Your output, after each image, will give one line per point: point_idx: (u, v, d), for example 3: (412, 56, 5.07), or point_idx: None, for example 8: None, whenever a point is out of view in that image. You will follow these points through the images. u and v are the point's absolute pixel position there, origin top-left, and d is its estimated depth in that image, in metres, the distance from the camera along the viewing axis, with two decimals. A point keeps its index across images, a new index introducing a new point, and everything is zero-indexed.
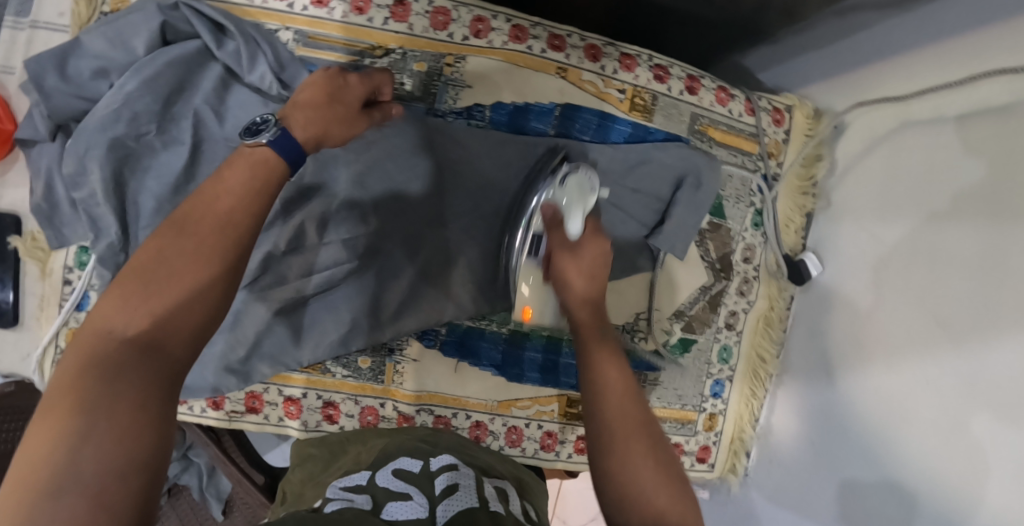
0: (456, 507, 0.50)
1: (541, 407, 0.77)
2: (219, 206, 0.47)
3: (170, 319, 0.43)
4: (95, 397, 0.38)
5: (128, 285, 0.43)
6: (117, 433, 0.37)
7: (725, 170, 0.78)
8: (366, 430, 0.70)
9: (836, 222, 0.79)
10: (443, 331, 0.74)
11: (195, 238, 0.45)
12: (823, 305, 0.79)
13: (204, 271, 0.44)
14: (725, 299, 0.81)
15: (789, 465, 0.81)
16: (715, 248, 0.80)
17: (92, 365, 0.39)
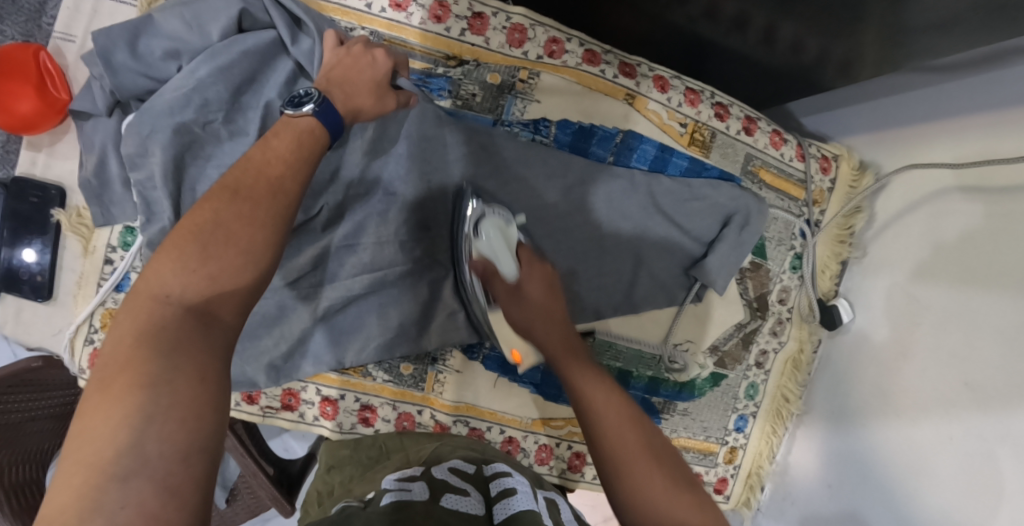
0: (516, 504, 0.52)
1: (573, 428, 0.78)
2: (268, 172, 0.47)
3: (223, 285, 0.43)
4: (158, 370, 0.38)
5: (181, 246, 0.43)
6: (182, 411, 0.37)
7: (771, 213, 0.80)
8: (404, 438, 0.71)
9: (871, 273, 0.82)
10: (487, 345, 0.74)
11: (249, 202, 0.46)
12: (852, 352, 0.82)
13: (249, 236, 0.45)
14: (758, 338, 0.83)
15: (804, 503, 0.83)
16: (753, 287, 0.81)
17: (148, 333, 0.39)
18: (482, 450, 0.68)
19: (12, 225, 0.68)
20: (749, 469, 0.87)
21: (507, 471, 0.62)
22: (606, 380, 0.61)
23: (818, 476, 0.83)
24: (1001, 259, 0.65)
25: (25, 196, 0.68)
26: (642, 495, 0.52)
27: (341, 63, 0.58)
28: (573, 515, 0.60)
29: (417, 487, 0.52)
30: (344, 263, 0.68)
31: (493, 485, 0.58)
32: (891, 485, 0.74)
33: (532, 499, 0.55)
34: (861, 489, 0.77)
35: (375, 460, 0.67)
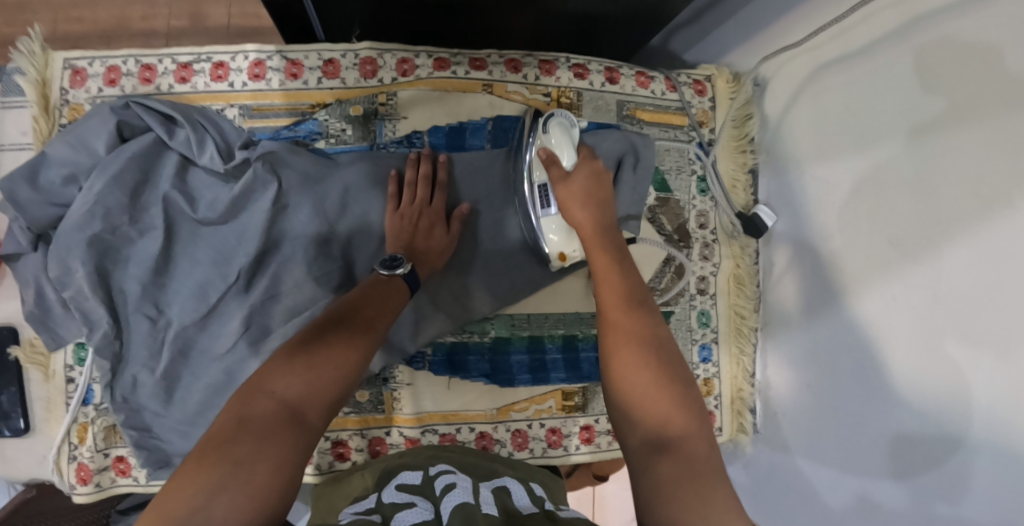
0: (454, 501, 0.55)
1: (538, 406, 0.80)
2: (367, 314, 0.56)
3: (323, 393, 0.48)
4: (245, 452, 0.42)
5: (291, 355, 0.49)
6: (253, 488, 0.40)
7: (660, 146, 0.82)
8: (366, 469, 0.73)
9: (782, 172, 0.82)
10: (430, 352, 0.77)
11: (347, 335, 0.53)
12: (787, 250, 0.81)
13: (352, 358, 0.51)
14: (691, 266, 0.84)
15: (792, 418, 0.80)
16: (669, 221, 0.83)
17: (243, 420, 0.44)
18: (433, 456, 0.70)
19: None
20: (731, 394, 0.88)
21: (451, 469, 0.65)
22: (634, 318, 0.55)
23: (797, 395, 0.80)
24: (890, 116, 0.65)
25: None
26: (629, 387, 0.49)
27: (407, 215, 0.70)
28: (525, 493, 0.63)
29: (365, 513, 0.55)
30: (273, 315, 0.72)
31: (437, 484, 0.60)
32: (863, 378, 0.69)
33: (472, 492, 0.58)
34: (836, 381, 0.73)
35: (338, 491, 0.70)
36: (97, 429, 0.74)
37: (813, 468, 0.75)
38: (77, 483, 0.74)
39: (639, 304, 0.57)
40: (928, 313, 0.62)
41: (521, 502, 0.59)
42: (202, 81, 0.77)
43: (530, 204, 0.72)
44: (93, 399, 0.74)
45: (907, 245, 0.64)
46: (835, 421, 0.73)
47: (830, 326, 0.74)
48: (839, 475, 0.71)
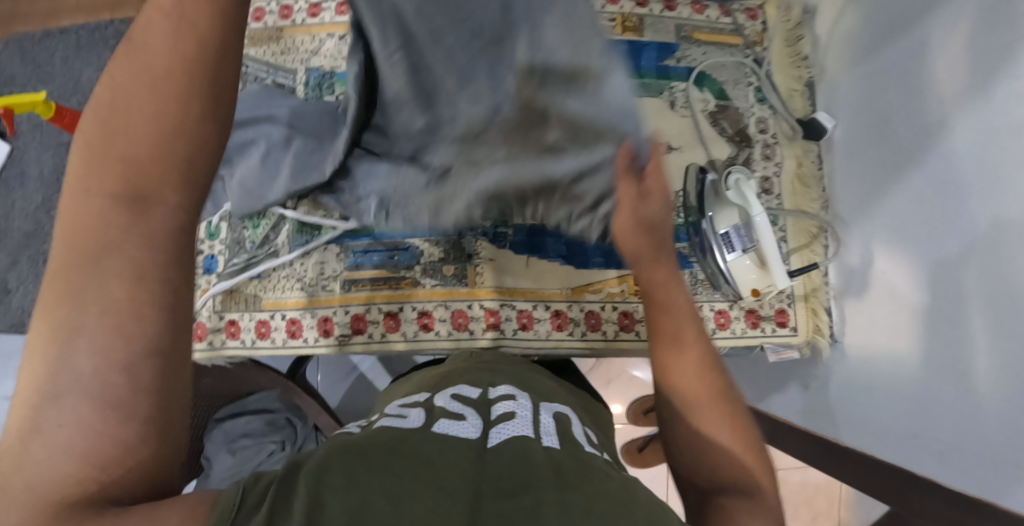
0: (510, 430, 0.47)
1: (611, 290, 0.84)
2: (172, 47, 0.38)
3: (161, 177, 0.36)
4: (87, 278, 0.34)
5: (94, 147, 0.36)
6: (116, 324, 0.33)
7: (718, 60, 0.91)
8: (435, 369, 0.68)
9: (835, 81, 0.88)
10: (510, 233, 0.84)
11: (154, 91, 0.37)
12: (847, 148, 0.86)
13: (161, 123, 0.37)
14: (754, 165, 0.89)
15: (874, 305, 0.81)
16: (730, 125, 0.89)
17: (77, 239, 0.35)
18: (489, 375, 0.61)
19: None
20: (805, 293, 0.89)
21: (514, 394, 0.56)
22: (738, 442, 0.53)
23: (888, 299, 0.78)
24: None
25: None
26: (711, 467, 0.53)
27: None
28: (586, 436, 0.54)
29: (413, 417, 0.50)
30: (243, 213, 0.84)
31: (495, 409, 0.52)
32: (934, 233, 0.70)
33: (529, 424, 0.50)
34: (913, 249, 0.74)
35: (396, 391, 0.66)
36: (216, 295, 0.84)
37: (895, 341, 0.76)
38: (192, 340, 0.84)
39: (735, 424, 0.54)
40: (1001, 202, 0.61)
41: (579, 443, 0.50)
42: (328, 16, 0.93)
43: (715, 249, 0.82)
44: (216, 268, 0.85)
45: (995, 121, 0.62)
46: (939, 320, 0.69)
47: (937, 219, 0.70)
48: (923, 353, 0.71)
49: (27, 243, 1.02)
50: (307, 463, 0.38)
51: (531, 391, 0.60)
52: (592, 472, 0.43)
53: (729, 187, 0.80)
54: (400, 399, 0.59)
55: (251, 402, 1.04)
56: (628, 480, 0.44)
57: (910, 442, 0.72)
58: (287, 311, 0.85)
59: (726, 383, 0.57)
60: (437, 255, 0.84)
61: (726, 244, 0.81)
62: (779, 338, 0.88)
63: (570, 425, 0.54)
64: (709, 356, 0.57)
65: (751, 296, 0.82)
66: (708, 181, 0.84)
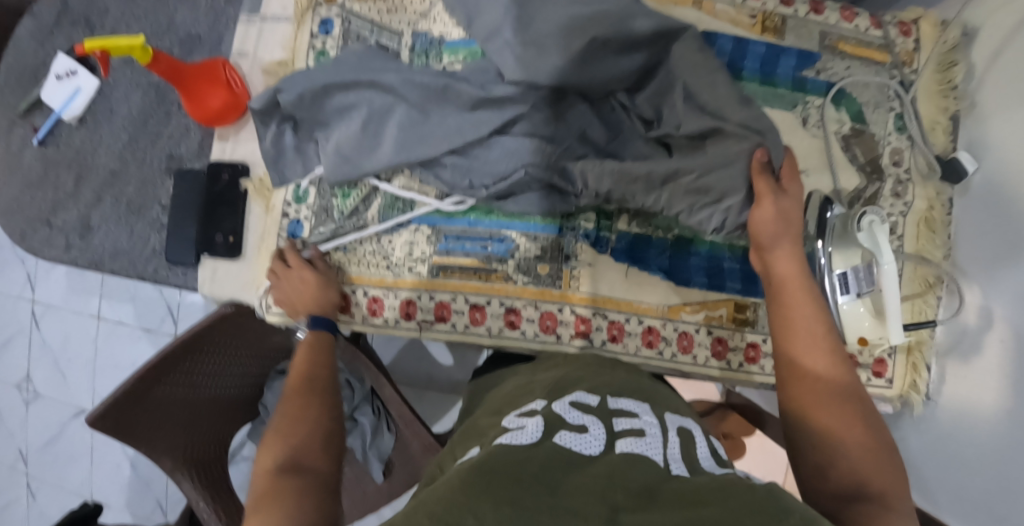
0: (635, 450, 0.45)
1: (709, 312, 0.80)
2: (310, 379, 0.68)
3: (318, 438, 0.60)
4: (279, 498, 0.51)
5: (275, 438, 0.59)
6: (295, 511, 0.50)
7: (860, 79, 0.84)
8: (536, 375, 0.66)
9: (985, 121, 0.80)
10: (613, 238, 0.80)
11: (303, 407, 0.63)
12: (989, 195, 0.79)
13: (314, 413, 0.63)
14: (881, 200, 0.84)
15: (985, 372, 0.78)
16: (863, 153, 0.84)
17: (263, 501, 0.51)
18: (604, 381, 0.58)
19: (218, 202, 0.90)
20: (909, 345, 0.86)
21: (636, 410, 0.52)
22: (871, 446, 0.57)
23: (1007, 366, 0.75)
24: None
25: (220, 174, 0.90)
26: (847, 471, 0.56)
27: None
28: (710, 449, 0.51)
29: (530, 425, 0.48)
30: (336, 180, 0.81)
31: (617, 421, 0.49)
32: None
33: (659, 446, 0.46)
34: None
35: (491, 393, 0.68)
36: None
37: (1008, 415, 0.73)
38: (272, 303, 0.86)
39: (864, 429, 0.59)
40: None
41: (707, 463, 0.47)
42: None
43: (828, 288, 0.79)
44: (301, 232, 0.84)
45: None
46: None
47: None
48: None
49: (111, 182, 1.00)
50: (433, 503, 0.39)
51: (648, 399, 0.57)
52: (729, 487, 0.40)
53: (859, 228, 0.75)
54: (511, 407, 0.57)
55: None
56: (768, 487, 0.41)
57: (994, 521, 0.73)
58: (369, 288, 0.83)
59: (858, 394, 0.62)
60: (533, 252, 0.80)
61: (839, 286, 0.78)
62: (873, 387, 0.86)
63: (694, 438, 0.51)
64: (843, 363, 0.63)
65: (858, 344, 0.80)
66: (830, 216, 0.79)
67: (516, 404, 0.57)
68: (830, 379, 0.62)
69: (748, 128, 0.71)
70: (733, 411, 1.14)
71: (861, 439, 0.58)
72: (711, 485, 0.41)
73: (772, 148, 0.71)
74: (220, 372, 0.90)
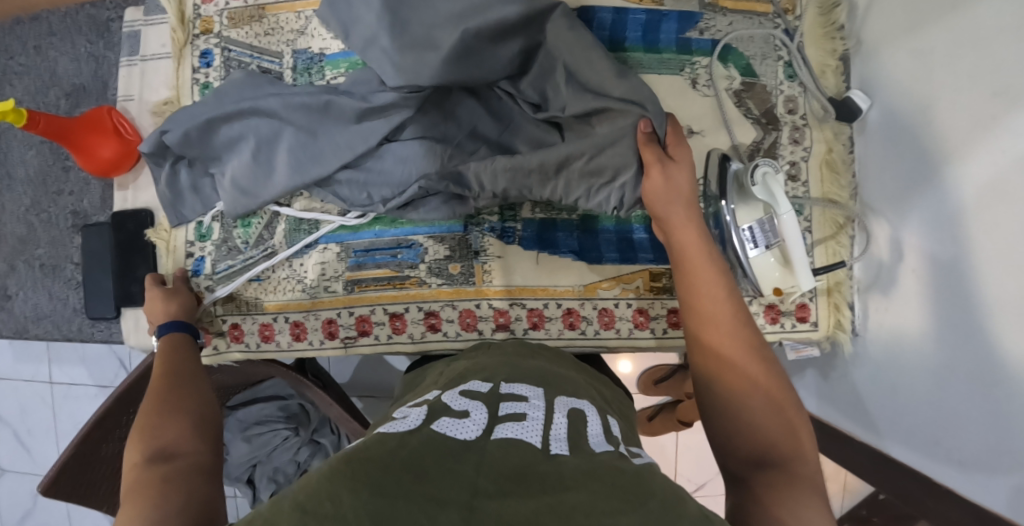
0: (511, 434, 0.45)
1: (625, 286, 0.81)
2: (176, 378, 0.63)
3: (187, 428, 0.56)
4: (152, 486, 0.49)
5: (136, 437, 0.55)
6: (181, 496, 0.49)
7: (744, 33, 0.83)
8: (450, 367, 0.66)
9: (874, 56, 0.80)
10: (520, 227, 0.80)
11: (170, 403, 0.59)
12: (882, 130, 0.81)
13: (190, 401, 0.60)
14: (781, 150, 0.85)
15: (900, 305, 0.80)
16: (756, 105, 0.84)
17: (135, 491, 0.49)
18: (501, 368, 0.59)
19: (128, 253, 0.89)
20: (828, 286, 0.88)
21: (527, 393, 0.53)
22: (781, 412, 0.57)
23: (920, 294, 0.76)
24: None
25: (127, 223, 0.89)
26: (765, 444, 0.55)
27: None
28: (603, 429, 0.51)
29: (414, 413, 0.49)
30: (235, 213, 0.82)
31: (504, 406, 0.50)
32: (975, 237, 0.66)
33: (540, 429, 0.47)
34: (944, 253, 0.71)
35: (411, 393, 0.66)
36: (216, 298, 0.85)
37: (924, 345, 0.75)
38: None
39: (776, 396, 0.57)
40: None
41: (594, 440, 0.48)
42: None
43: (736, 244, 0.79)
44: (204, 269, 0.85)
45: None
46: (952, 327, 0.70)
47: (928, 221, 0.74)
48: (947, 361, 0.71)
49: (22, 248, 1.03)
50: (300, 493, 0.38)
51: (546, 383, 0.57)
52: (599, 473, 0.42)
53: (754, 182, 0.76)
54: (413, 399, 0.59)
55: (263, 389, 1.02)
56: (638, 471, 0.43)
57: (933, 449, 0.75)
58: (291, 313, 0.84)
59: (769, 358, 0.60)
60: (442, 253, 0.81)
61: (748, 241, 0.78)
62: (798, 333, 0.89)
63: (586, 418, 0.52)
64: (749, 327, 0.62)
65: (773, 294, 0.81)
66: (731, 169, 0.80)
67: (417, 396, 0.58)
68: (736, 346, 0.60)
69: (628, 100, 0.69)
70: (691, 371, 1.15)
71: (773, 407, 0.57)
72: (582, 469, 0.42)
73: (655, 117, 0.69)
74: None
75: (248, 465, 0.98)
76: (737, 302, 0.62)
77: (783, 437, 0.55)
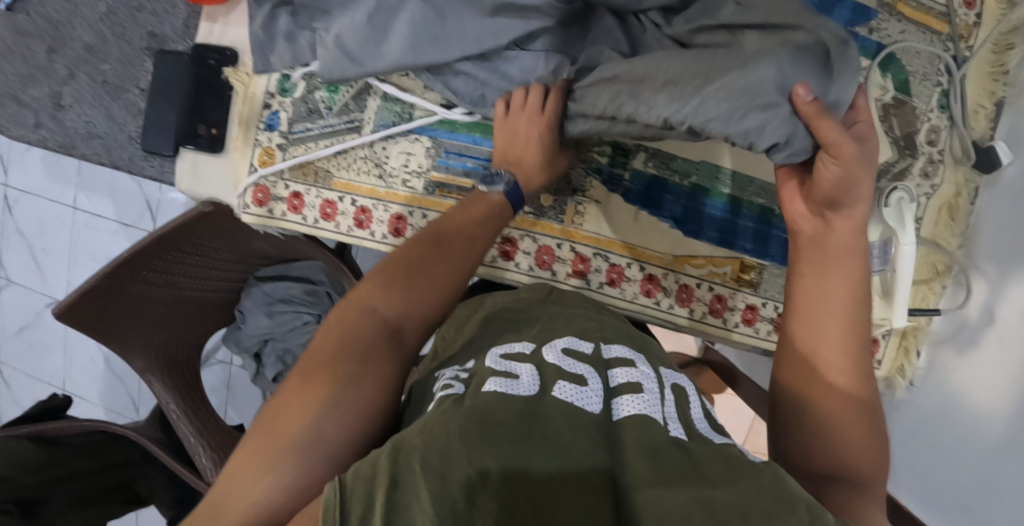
0: (632, 410, 0.41)
1: (714, 268, 0.76)
2: (463, 234, 0.65)
3: (418, 313, 0.58)
4: (347, 371, 0.49)
5: (391, 276, 0.59)
6: (354, 409, 0.48)
7: (914, 47, 0.78)
8: (531, 305, 0.62)
9: None
10: (627, 178, 0.75)
11: (427, 268, 0.60)
12: (1010, 192, 0.77)
13: (437, 270, 0.61)
14: (909, 178, 0.80)
15: (969, 366, 0.78)
16: (899, 125, 0.79)
17: (350, 341, 0.52)
18: (599, 328, 0.55)
19: (198, 89, 0.82)
20: (905, 329, 0.83)
21: (632, 358, 0.49)
22: (865, 434, 0.53)
23: (991, 364, 0.75)
24: None
25: (207, 59, 0.81)
26: (835, 452, 0.52)
27: None
28: (704, 411, 0.47)
29: (525, 376, 0.44)
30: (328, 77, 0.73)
31: (613, 374, 0.46)
32: None
33: (659, 404, 0.43)
34: None
35: (480, 316, 0.62)
36: (286, 160, 0.79)
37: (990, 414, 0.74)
38: (251, 204, 0.80)
39: (863, 415, 0.54)
40: None
41: (703, 428, 0.44)
42: None
43: None
44: (279, 126, 0.80)
45: None
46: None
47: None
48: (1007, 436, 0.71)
49: (87, 58, 0.92)
50: (426, 449, 0.35)
51: (646, 352, 0.53)
52: (734, 462, 0.37)
53: (887, 204, 0.72)
54: (501, 339, 0.54)
55: (295, 268, 0.99)
56: (774, 469, 0.37)
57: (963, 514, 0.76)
58: (359, 197, 0.78)
59: (866, 375, 0.56)
60: None
61: None
62: None
63: (686, 395, 0.48)
64: (859, 334, 0.57)
65: None
66: None
67: (500, 344, 0.52)
68: (842, 354, 0.56)
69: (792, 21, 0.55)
70: (708, 368, 1.12)
71: (856, 425, 0.53)
72: (716, 458, 0.38)
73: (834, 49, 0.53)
74: (195, 273, 0.89)
75: (262, 339, 0.97)
76: (859, 310, 0.57)
77: (860, 455, 0.52)
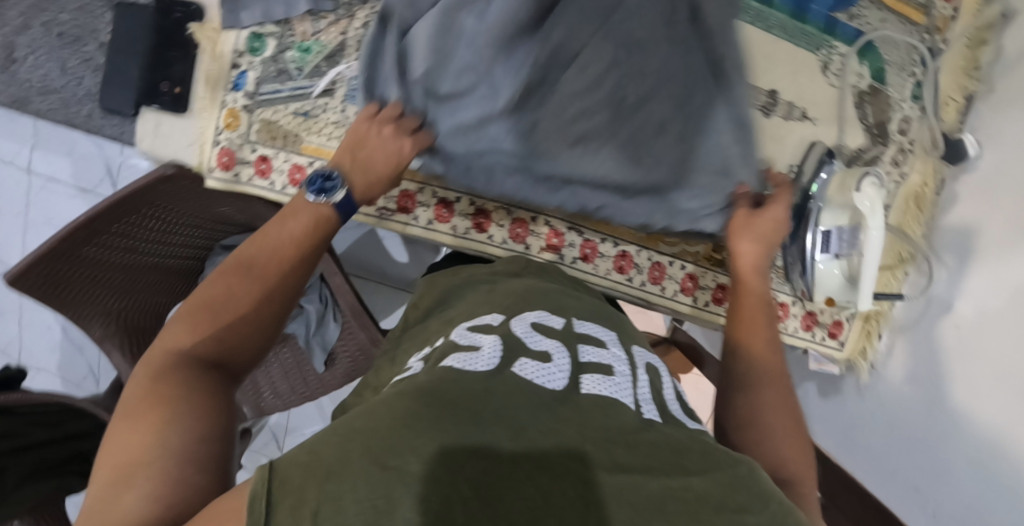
0: (599, 390, 0.39)
1: (687, 247, 0.77)
2: (280, 251, 0.57)
3: (241, 341, 0.52)
4: (176, 393, 0.43)
5: (196, 318, 0.51)
6: (197, 413, 0.43)
7: (892, 37, 0.79)
8: (491, 277, 0.58)
9: (996, 110, 0.78)
10: None
11: (255, 279, 0.54)
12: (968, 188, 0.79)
13: (250, 287, 0.54)
14: (880, 164, 0.81)
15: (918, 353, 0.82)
16: (873, 113, 0.80)
17: (164, 374, 0.45)
18: (575, 301, 0.51)
19: (165, 43, 0.80)
20: (869, 313, 0.86)
21: (603, 339, 0.46)
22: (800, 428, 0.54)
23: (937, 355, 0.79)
24: None
25: (172, 11, 0.79)
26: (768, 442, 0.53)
27: None
28: (676, 393, 0.47)
29: (487, 347, 0.41)
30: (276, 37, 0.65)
31: (582, 349, 0.43)
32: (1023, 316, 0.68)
33: (630, 388, 0.41)
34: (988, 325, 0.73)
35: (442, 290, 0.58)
36: (254, 121, 0.77)
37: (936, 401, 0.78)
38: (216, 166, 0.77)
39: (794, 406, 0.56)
40: None
41: (675, 410, 0.43)
42: None
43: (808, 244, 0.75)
44: (245, 86, 0.77)
45: None
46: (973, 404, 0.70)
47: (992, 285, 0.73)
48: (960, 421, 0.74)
49: (45, 8, 0.92)
50: (368, 433, 0.32)
51: (617, 328, 0.50)
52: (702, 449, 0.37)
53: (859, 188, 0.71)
54: (468, 309, 0.50)
55: None
56: (749, 464, 0.37)
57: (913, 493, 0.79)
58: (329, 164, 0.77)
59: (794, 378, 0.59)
60: None
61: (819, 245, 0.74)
62: (825, 347, 0.86)
63: (659, 375, 0.47)
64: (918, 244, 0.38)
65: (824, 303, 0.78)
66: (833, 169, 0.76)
67: (469, 315, 0.48)
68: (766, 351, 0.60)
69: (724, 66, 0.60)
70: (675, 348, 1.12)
71: (790, 418, 0.54)
72: (692, 445, 0.37)
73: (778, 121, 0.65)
74: (161, 238, 0.85)
75: None
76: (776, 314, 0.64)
77: (802, 449, 0.52)
